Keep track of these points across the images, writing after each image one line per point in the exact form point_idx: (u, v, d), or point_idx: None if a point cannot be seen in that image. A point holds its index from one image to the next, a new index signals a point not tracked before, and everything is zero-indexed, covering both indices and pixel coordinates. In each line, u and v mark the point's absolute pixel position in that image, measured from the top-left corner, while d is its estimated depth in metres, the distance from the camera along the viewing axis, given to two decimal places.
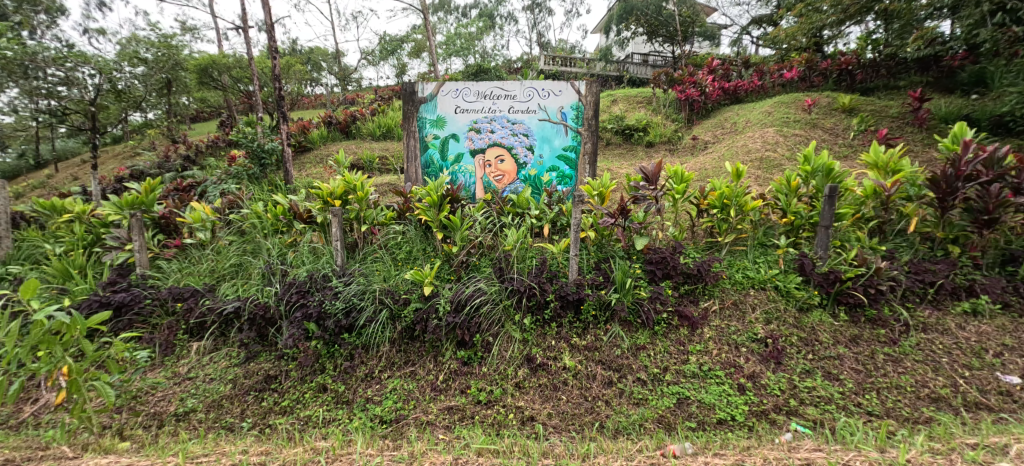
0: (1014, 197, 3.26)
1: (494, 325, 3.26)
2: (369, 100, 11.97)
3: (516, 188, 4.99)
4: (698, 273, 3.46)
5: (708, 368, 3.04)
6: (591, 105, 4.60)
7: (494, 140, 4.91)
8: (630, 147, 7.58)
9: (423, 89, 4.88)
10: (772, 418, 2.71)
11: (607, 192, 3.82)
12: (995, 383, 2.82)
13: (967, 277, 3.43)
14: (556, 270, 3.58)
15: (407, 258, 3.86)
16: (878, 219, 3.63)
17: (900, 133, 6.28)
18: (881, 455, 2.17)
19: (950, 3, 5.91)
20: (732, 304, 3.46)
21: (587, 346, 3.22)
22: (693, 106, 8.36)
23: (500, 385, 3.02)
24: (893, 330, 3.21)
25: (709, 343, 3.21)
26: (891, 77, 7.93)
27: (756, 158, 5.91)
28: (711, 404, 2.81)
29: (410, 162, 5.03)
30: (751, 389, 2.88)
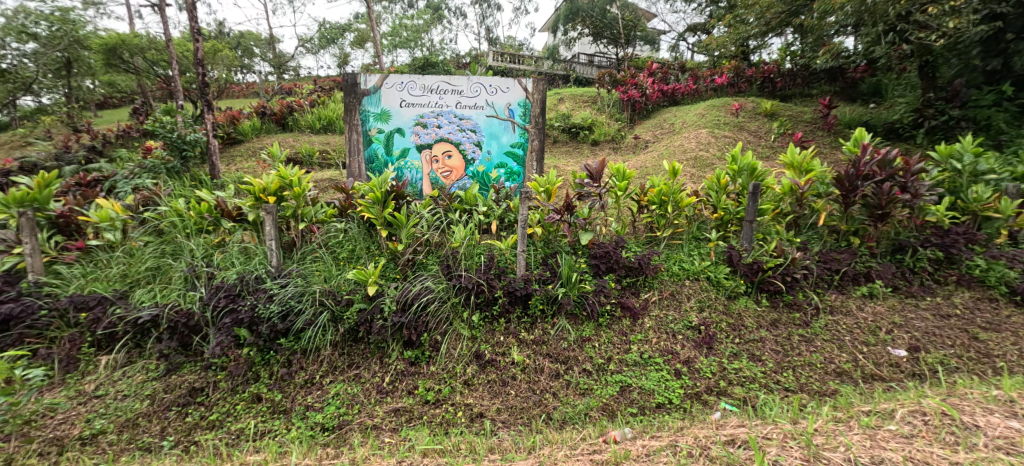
0: (902, 195, 3.72)
1: (442, 323, 3.29)
2: (306, 90, 11.47)
3: (464, 184, 5.03)
4: (639, 265, 3.66)
5: (648, 355, 3.25)
6: (537, 103, 4.72)
7: (441, 136, 4.91)
8: (575, 145, 7.81)
9: (366, 81, 4.78)
10: (705, 399, 2.95)
11: (552, 189, 3.94)
12: (888, 356, 3.21)
13: (867, 264, 3.88)
14: (503, 266, 3.66)
15: (349, 257, 3.79)
16: (793, 214, 4.03)
17: (813, 136, 6.93)
18: (793, 426, 2.40)
19: (853, 22, 6.27)
20: (669, 294, 3.71)
21: (535, 340, 3.33)
22: (634, 106, 8.75)
23: (449, 383, 3.06)
24: (806, 313, 3.59)
25: (649, 332, 3.42)
26: (805, 86, 8.70)
27: (690, 157, 6.31)
28: (651, 390, 3.01)
29: (353, 157, 4.89)
30: (686, 374, 3.12)
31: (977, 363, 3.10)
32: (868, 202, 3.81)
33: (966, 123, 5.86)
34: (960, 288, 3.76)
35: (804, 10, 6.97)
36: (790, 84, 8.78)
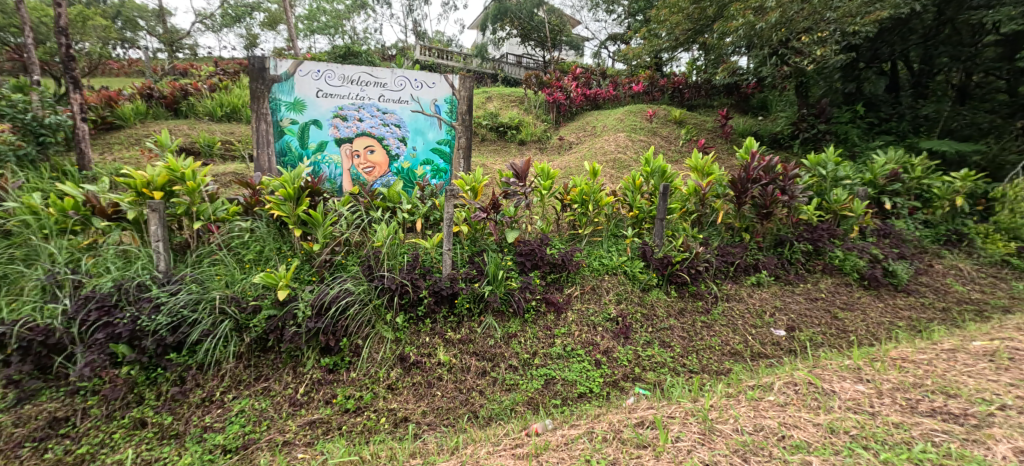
0: (782, 197, 4.28)
1: (363, 327, 3.25)
2: (205, 72, 10.44)
3: (387, 180, 4.95)
4: (563, 262, 3.87)
5: (571, 348, 3.46)
6: (465, 100, 4.86)
7: (363, 130, 4.78)
8: (503, 144, 7.96)
9: (277, 67, 4.48)
10: (621, 386, 3.21)
11: (479, 187, 4.01)
12: (771, 336, 3.71)
13: (755, 257, 4.42)
14: (429, 266, 3.69)
15: (256, 259, 3.61)
16: (696, 212, 4.49)
17: (714, 143, 7.69)
18: (693, 405, 2.52)
19: (746, 44, 7.04)
20: (590, 289, 3.95)
21: (461, 339, 3.41)
22: (559, 109, 9.08)
23: (371, 389, 3.05)
24: (707, 300, 4.01)
25: (571, 326, 3.63)
26: (708, 98, 9.62)
27: (610, 159, 6.72)
28: (574, 381, 3.21)
29: (261, 148, 4.59)
30: (605, 363, 3.37)
31: (838, 340, 3.68)
32: (756, 202, 4.36)
33: (830, 136, 7.05)
34: (825, 276, 4.43)
35: (707, 30, 7.89)
36: (696, 95, 9.65)
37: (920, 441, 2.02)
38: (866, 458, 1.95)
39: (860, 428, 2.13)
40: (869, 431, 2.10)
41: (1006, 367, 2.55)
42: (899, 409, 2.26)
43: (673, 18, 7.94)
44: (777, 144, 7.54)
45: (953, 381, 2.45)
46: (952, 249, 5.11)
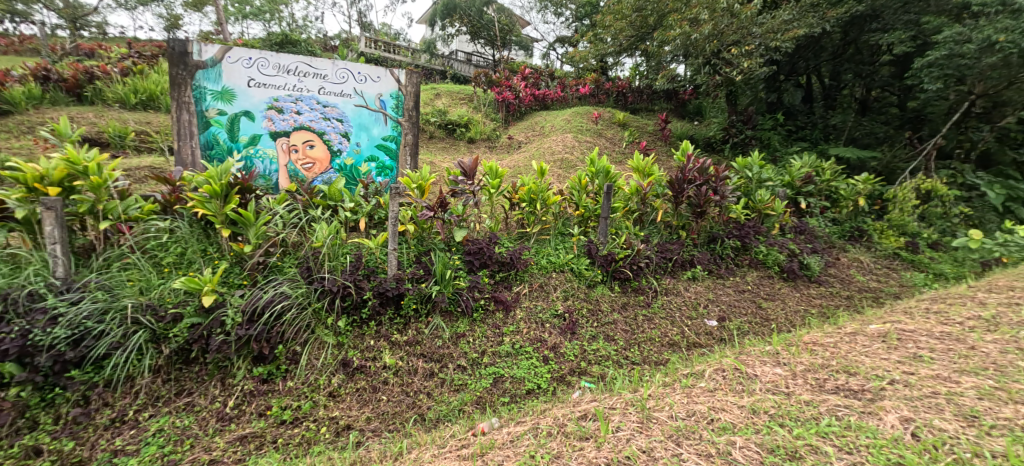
0: (714, 196, 4.61)
1: (301, 333, 3.16)
2: (116, 53, 9.47)
3: (329, 177, 4.82)
4: (511, 261, 3.95)
5: (520, 345, 3.55)
6: (411, 96, 4.81)
7: (301, 123, 4.61)
8: (452, 142, 7.93)
9: (200, 52, 4.22)
10: (568, 380, 3.34)
11: (426, 185, 4.00)
12: (705, 327, 3.99)
13: (691, 253, 4.73)
14: (373, 266, 3.62)
15: (176, 262, 3.39)
16: (638, 211, 4.74)
17: (654, 145, 8.10)
18: (632, 396, 2.62)
19: (683, 52, 7.45)
20: (538, 286, 4.06)
21: (407, 341, 3.39)
22: (508, 108, 9.20)
23: (310, 398, 2.97)
24: (648, 294, 4.25)
25: (520, 323, 3.73)
26: (649, 102, 10.11)
27: (558, 159, 6.90)
28: (522, 378, 3.30)
29: (183, 140, 4.32)
30: (553, 359, 3.48)
31: (763, 328, 4.02)
32: (692, 201, 4.65)
33: (755, 142, 7.68)
34: (751, 269, 4.82)
35: (648, 36, 8.30)
36: (639, 98, 10.09)
37: (825, 415, 2.22)
38: (780, 433, 2.12)
39: (777, 408, 2.31)
40: (785, 410, 2.28)
41: (897, 348, 2.88)
42: (812, 388, 2.49)
43: (617, 24, 8.31)
44: (710, 148, 8.07)
45: (853, 361, 2.75)
46: (857, 245, 5.72)
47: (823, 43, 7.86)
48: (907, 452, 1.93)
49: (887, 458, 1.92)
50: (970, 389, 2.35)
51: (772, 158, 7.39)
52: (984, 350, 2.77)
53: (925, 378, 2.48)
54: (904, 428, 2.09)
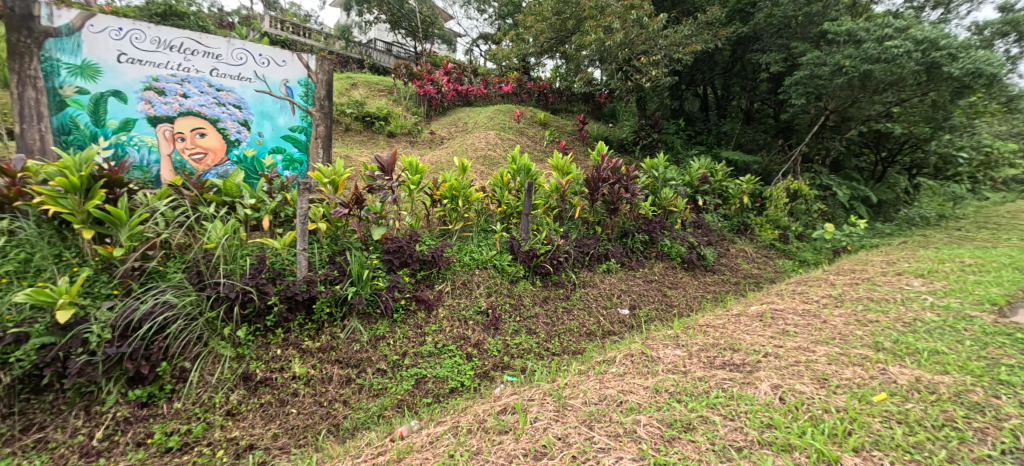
0: (625, 194, 5.01)
1: (189, 347, 2.90)
2: None
3: (225, 170, 4.32)
4: (433, 258, 3.93)
5: (442, 344, 3.54)
6: (322, 84, 4.48)
7: (188, 108, 4.07)
8: (370, 135, 7.64)
9: (51, 18, 3.55)
10: (491, 375, 3.42)
11: (339, 181, 3.86)
12: (618, 315, 4.32)
13: (605, 247, 5.08)
14: (279, 269, 3.41)
15: (20, 270, 2.83)
16: (558, 208, 4.97)
17: (572, 145, 8.50)
18: (550, 385, 2.80)
19: (599, 57, 7.83)
20: (460, 284, 4.09)
21: (321, 347, 3.22)
22: (431, 102, 9.19)
23: (203, 419, 2.72)
24: (567, 288, 4.48)
25: (442, 322, 3.72)
26: (569, 103, 10.55)
27: (480, 155, 7.00)
28: (445, 377, 3.31)
29: (26, 124, 3.57)
30: (476, 356, 3.54)
31: (667, 313, 4.45)
32: (606, 198, 5.01)
33: (661, 144, 8.37)
34: (657, 261, 5.30)
35: (567, 39, 8.64)
36: (558, 99, 10.47)
37: (714, 388, 2.54)
38: (677, 408, 2.38)
39: (676, 386, 2.59)
40: (682, 387, 2.57)
41: (769, 325, 3.36)
42: (705, 366, 2.83)
43: (538, 26, 8.57)
44: (623, 149, 8.62)
45: (736, 338, 3.16)
46: (743, 237, 6.48)
47: (716, 58, 8.72)
48: (775, 414, 2.27)
49: (761, 421, 2.23)
50: (823, 356, 2.82)
51: (675, 159, 8.26)
52: (834, 322, 3.33)
53: (790, 350, 2.93)
54: (774, 393, 2.45)
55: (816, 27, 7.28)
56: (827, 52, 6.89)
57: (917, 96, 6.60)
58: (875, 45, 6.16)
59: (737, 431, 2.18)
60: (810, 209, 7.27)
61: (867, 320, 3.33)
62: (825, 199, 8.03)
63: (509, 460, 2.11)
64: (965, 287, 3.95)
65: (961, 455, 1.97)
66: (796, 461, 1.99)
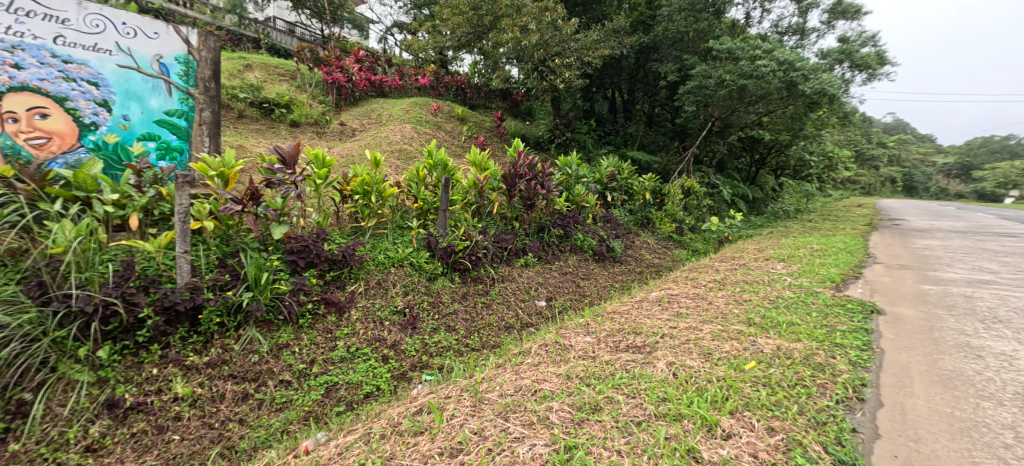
0: (541, 190, 5.27)
1: (26, 376, 2.47)
2: None
3: (79, 158, 3.63)
4: (343, 257, 3.73)
5: (356, 348, 3.41)
6: (208, 63, 3.94)
7: (24, 82, 3.32)
8: (269, 124, 7.01)
9: None
10: (409, 376, 3.39)
11: (230, 174, 3.44)
12: (534, 307, 4.52)
13: (523, 242, 5.27)
14: (152, 275, 3.00)
15: None
16: (476, 204, 5.04)
17: (490, 141, 8.61)
18: (467, 381, 2.89)
19: (516, 56, 7.96)
20: (375, 283, 3.93)
21: (209, 362, 2.92)
22: (341, 91, 8.68)
23: (54, 458, 2.35)
24: (486, 283, 4.57)
25: (356, 324, 3.56)
26: (487, 99, 10.62)
27: (395, 149, 6.84)
28: (359, 382, 3.21)
29: None
30: (392, 357, 3.45)
31: (580, 302, 4.76)
32: (523, 194, 5.22)
33: (574, 143, 8.85)
34: (571, 254, 5.59)
35: (485, 35, 8.67)
36: (477, 95, 10.51)
37: (619, 369, 2.79)
38: (586, 391, 2.57)
39: (585, 371, 2.79)
40: (591, 371, 2.78)
41: (666, 308, 3.75)
42: (612, 350, 3.08)
43: (455, 19, 8.50)
44: (539, 147, 8.92)
45: (639, 322, 3.48)
46: (646, 230, 7.04)
47: (622, 64, 9.42)
48: (669, 388, 2.55)
49: (657, 396, 2.48)
50: (708, 333, 3.22)
51: (586, 157, 8.76)
52: (718, 302, 3.80)
53: (682, 329, 3.30)
54: (669, 370, 2.75)
55: (704, 43, 8.16)
56: (712, 66, 7.78)
57: (781, 108, 7.60)
58: (749, 63, 7.08)
59: (637, 407, 2.41)
60: (699, 205, 8.15)
61: (744, 299, 3.84)
62: (712, 196, 9.03)
63: (425, 461, 2.12)
64: (813, 269, 4.73)
65: (808, 408, 2.36)
66: (685, 428, 2.25)
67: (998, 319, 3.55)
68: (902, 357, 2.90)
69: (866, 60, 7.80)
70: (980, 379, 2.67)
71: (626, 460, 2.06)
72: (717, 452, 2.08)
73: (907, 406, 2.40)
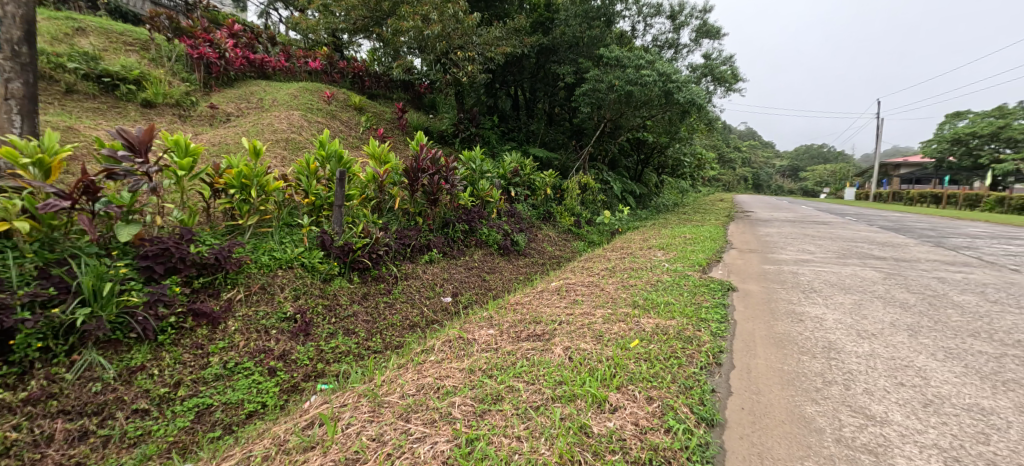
0: (445, 185, 5.14)
1: None
2: None
3: None
4: (216, 261, 3.25)
5: (235, 363, 3.00)
6: (18, 24, 3.24)
7: None
8: (114, 102, 5.85)
9: None
10: (301, 388, 3.05)
11: (55, 163, 2.84)
12: (440, 303, 4.38)
13: (427, 237, 5.10)
14: None
15: None
16: (376, 199, 4.76)
17: (390, 133, 8.22)
18: (366, 386, 2.69)
19: (418, 46, 7.68)
20: (258, 288, 3.50)
21: (29, 399, 2.36)
22: (211, 69, 7.59)
23: None
24: (388, 281, 4.31)
25: (234, 336, 3.14)
26: (387, 89, 10.11)
27: (280, 138, 6.20)
28: (239, 401, 2.82)
29: None
30: (281, 369, 3.09)
31: (485, 296, 4.73)
32: (426, 189, 5.03)
33: (478, 138, 8.84)
34: (477, 248, 5.55)
35: (383, 20, 8.24)
36: (375, 84, 9.98)
37: (520, 358, 2.79)
38: (488, 383, 2.51)
39: (488, 363, 2.75)
40: (493, 363, 2.75)
41: (564, 296, 3.88)
42: (513, 340, 3.09)
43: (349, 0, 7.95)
44: (443, 140, 8.74)
45: (539, 312, 3.55)
46: (548, 224, 7.24)
47: (523, 63, 9.61)
48: (565, 372, 2.58)
49: (555, 380, 2.50)
50: (602, 317, 3.37)
51: (490, 153, 8.72)
52: (609, 288, 4.02)
53: (578, 315, 3.43)
54: (565, 354, 2.80)
55: (596, 50, 8.63)
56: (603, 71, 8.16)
57: (660, 114, 8.37)
58: (635, 71, 7.62)
59: (536, 392, 2.40)
60: (595, 199, 8.62)
61: (631, 285, 4.12)
62: (607, 191, 9.60)
63: None
64: (685, 255, 5.25)
65: (679, 375, 2.52)
66: (577, 407, 2.27)
67: (813, 289, 4.15)
68: (750, 326, 3.25)
69: (723, 75, 8.85)
70: (801, 338, 3.04)
71: (525, 444, 2.03)
72: (606, 425, 2.12)
73: (751, 365, 2.67)
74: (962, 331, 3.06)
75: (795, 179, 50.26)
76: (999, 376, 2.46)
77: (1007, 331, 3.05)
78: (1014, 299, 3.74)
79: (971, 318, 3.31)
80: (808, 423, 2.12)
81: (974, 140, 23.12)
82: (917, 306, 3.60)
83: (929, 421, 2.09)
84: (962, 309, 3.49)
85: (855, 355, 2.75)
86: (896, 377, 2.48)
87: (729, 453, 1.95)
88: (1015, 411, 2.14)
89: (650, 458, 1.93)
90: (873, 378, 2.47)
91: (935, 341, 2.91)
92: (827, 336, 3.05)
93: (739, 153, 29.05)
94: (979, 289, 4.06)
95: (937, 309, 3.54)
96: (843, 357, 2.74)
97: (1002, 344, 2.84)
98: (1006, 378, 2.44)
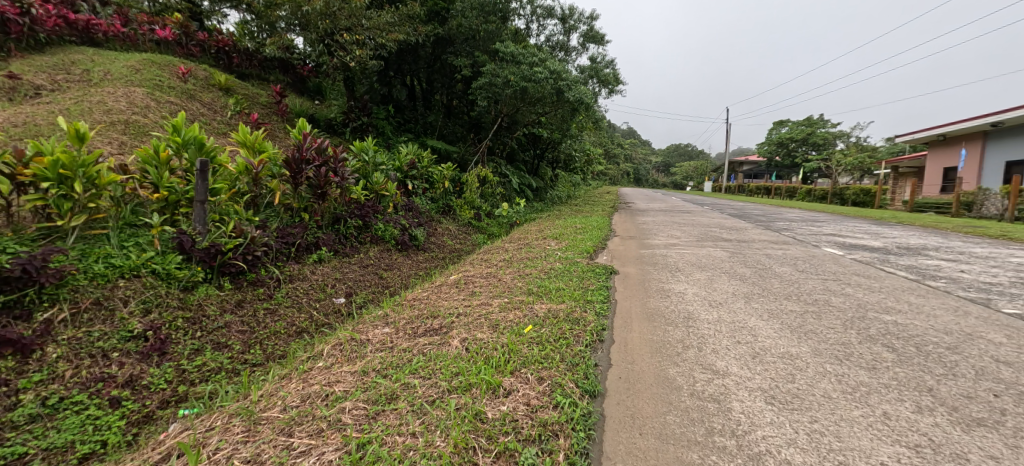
0: (334, 177, 4.77)
1: None
2: None
3: None
4: (24, 273, 2.59)
5: (60, 398, 2.47)
6: None
7: None
8: None
9: None
10: (156, 418, 2.61)
11: None
12: (332, 305, 4.06)
13: (315, 235, 4.70)
14: None
15: None
16: (250, 193, 4.22)
17: (266, 119, 7.40)
18: (238, 404, 2.37)
19: (298, 22, 7.03)
20: (92, 304, 2.90)
21: None
22: (7, 26, 6.11)
23: None
24: (269, 286, 3.87)
25: (56, 366, 2.57)
26: (261, 69, 9.08)
27: (119, 120, 5.22)
28: (69, 444, 2.32)
29: None
30: (128, 398, 2.60)
31: (382, 295, 4.48)
32: (311, 182, 4.62)
33: (370, 128, 8.34)
34: (372, 245, 5.25)
35: None
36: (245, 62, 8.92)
37: (417, 355, 2.68)
38: (383, 383, 2.37)
39: (383, 362, 2.61)
40: (389, 361, 2.61)
41: (463, 289, 3.84)
42: (410, 336, 2.97)
43: None
44: (332, 129, 8.13)
45: (437, 306, 3.46)
46: (447, 217, 7.13)
47: (418, 52, 9.23)
48: (461, 363, 2.54)
49: (451, 372, 2.44)
50: (499, 306, 3.39)
51: (384, 144, 8.29)
52: (506, 278, 4.07)
53: (475, 306, 3.42)
54: (462, 346, 2.76)
55: (491, 44, 8.67)
56: (499, 66, 8.17)
57: (553, 111, 8.76)
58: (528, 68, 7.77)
59: (432, 386, 2.32)
60: (493, 193, 8.69)
61: (526, 274, 4.22)
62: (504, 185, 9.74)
63: None
64: (576, 243, 5.54)
65: (568, 355, 2.62)
66: (472, 395, 2.24)
67: (678, 268, 4.64)
68: (629, 305, 3.51)
69: (609, 78, 9.49)
70: (669, 311, 3.37)
71: (419, 440, 1.94)
72: (499, 409, 2.12)
73: (628, 340, 2.87)
74: (782, 295, 3.64)
75: (665, 174, 56.13)
76: (803, 328, 2.95)
77: (810, 292, 3.72)
78: (815, 267, 4.57)
79: (788, 284, 3.97)
80: (670, 383, 2.34)
81: (791, 143, 27.99)
82: (751, 278, 4.21)
83: (756, 369, 2.43)
84: (783, 278, 4.17)
85: (708, 322, 3.11)
86: (736, 337, 2.85)
87: (608, 419, 2.07)
88: (812, 354, 2.58)
89: (540, 434, 1.97)
90: (719, 340, 2.82)
91: (763, 305, 3.43)
92: (687, 308, 3.42)
93: (620, 150, 31.52)
94: (794, 261, 4.91)
95: (767, 278, 4.18)
96: (699, 324, 3.08)
97: (807, 303, 3.44)
98: (808, 329, 2.93)
